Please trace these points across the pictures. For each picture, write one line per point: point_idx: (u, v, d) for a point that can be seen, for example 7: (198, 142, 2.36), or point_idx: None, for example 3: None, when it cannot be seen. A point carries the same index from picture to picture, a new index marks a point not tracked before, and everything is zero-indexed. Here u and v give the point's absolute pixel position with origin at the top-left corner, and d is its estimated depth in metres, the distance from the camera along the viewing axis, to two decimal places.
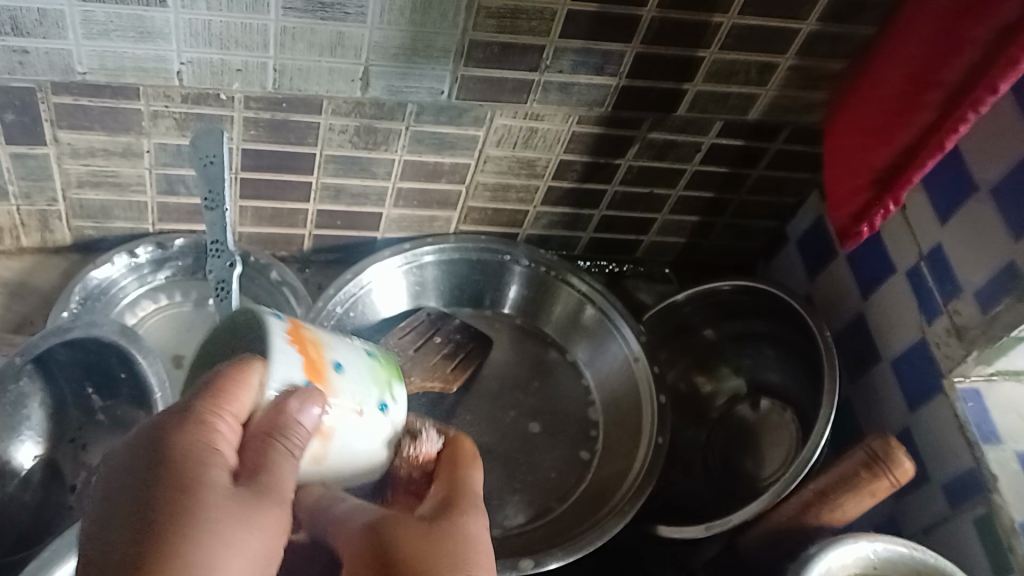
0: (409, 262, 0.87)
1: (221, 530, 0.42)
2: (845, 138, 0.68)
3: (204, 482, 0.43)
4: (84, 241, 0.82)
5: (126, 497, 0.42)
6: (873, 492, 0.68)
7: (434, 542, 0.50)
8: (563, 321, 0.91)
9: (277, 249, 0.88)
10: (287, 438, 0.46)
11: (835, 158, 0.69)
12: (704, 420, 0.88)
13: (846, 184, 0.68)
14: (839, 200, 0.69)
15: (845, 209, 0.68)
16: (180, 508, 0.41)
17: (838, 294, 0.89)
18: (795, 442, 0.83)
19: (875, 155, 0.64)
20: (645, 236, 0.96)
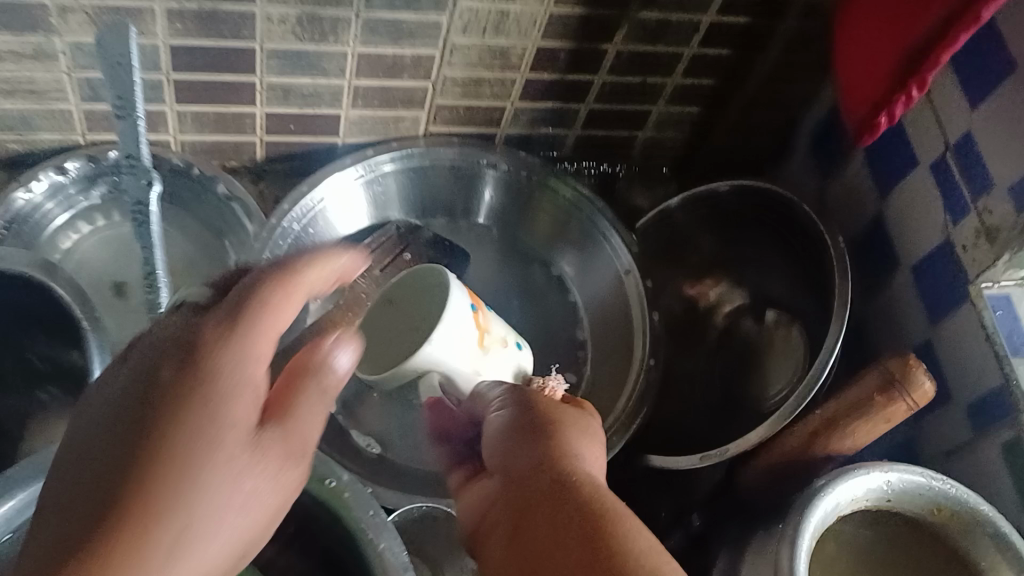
0: (365, 172, 0.78)
1: (230, 473, 0.39)
2: (873, 16, 0.56)
3: (228, 418, 0.39)
4: (10, 156, 0.74)
5: (135, 417, 0.38)
6: (889, 417, 0.61)
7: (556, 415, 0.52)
8: (546, 231, 0.83)
9: (227, 157, 0.79)
10: (321, 375, 0.43)
11: (859, 43, 0.58)
12: (702, 343, 0.80)
13: (869, 70, 0.56)
14: (859, 91, 0.57)
15: (863, 101, 0.57)
16: (196, 448, 0.38)
17: (854, 192, 0.79)
18: (801, 354, 0.74)
19: (898, 36, 0.52)
20: (641, 132, 0.86)
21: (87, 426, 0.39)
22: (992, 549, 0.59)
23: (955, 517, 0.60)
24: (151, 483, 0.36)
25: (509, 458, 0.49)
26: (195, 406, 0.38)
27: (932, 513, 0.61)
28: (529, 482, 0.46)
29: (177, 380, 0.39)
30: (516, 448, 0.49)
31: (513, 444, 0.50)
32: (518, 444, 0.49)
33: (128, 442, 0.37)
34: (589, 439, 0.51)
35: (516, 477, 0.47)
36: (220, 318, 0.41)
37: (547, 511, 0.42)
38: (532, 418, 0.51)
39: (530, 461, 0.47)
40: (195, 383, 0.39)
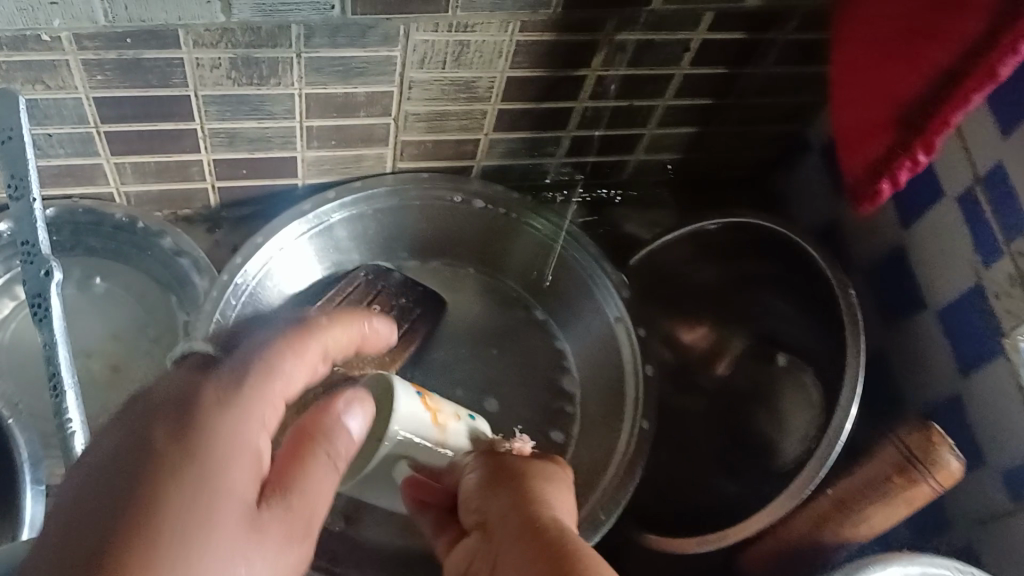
0: (313, 224, 0.71)
1: (228, 544, 0.36)
2: (863, 56, 0.47)
3: (225, 484, 0.37)
4: None
5: (129, 484, 0.36)
6: (909, 501, 0.53)
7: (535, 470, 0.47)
8: (526, 271, 0.77)
9: (177, 206, 0.73)
10: (331, 442, 0.42)
11: (847, 94, 0.49)
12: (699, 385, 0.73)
13: (862, 125, 0.47)
14: (850, 148, 0.48)
15: (856, 159, 0.47)
16: (192, 512, 0.36)
17: (870, 220, 0.71)
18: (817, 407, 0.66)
19: (901, 85, 0.43)
20: (631, 155, 0.78)
21: (70, 504, 0.36)
22: None
23: None
24: (152, 549, 0.34)
25: (489, 511, 0.44)
26: (191, 472, 0.37)
27: None
28: (508, 541, 0.41)
29: (171, 444, 0.37)
30: (497, 502, 0.44)
31: (493, 498, 0.45)
32: (498, 502, 0.44)
33: (121, 510, 0.35)
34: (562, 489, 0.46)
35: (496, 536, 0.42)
36: (217, 383, 0.40)
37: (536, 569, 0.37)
38: (510, 476, 0.47)
39: (507, 518, 0.42)
40: (189, 445, 0.37)
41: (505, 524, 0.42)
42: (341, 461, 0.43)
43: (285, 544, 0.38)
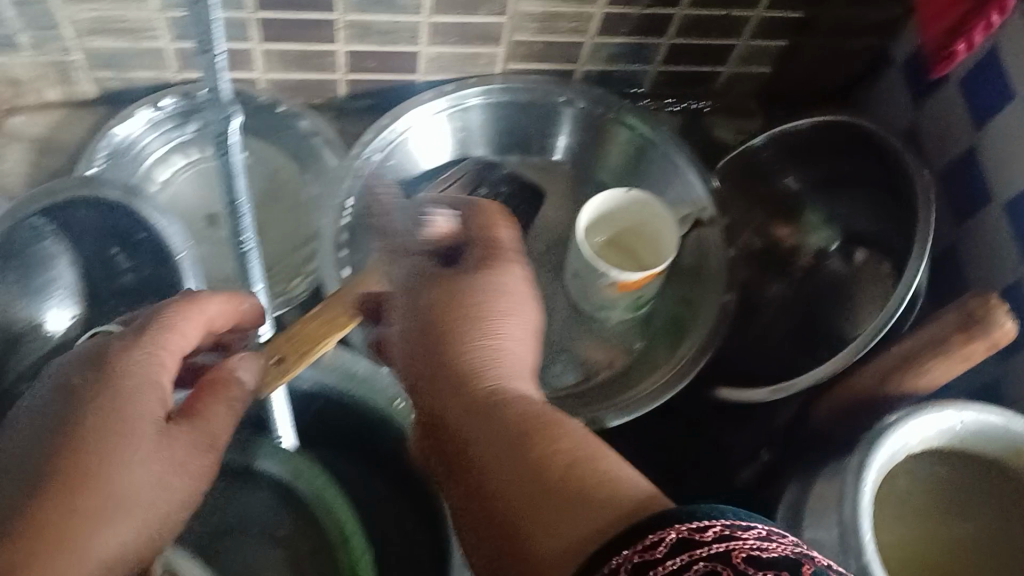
0: (453, 105, 0.79)
1: (133, 460, 0.44)
2: None
3: (132, 411, 0.45)
4: (109, 93, 0.78)
5: (72, 409, 0.45)
6: (968, 356, 0.59)
7: (473, 304, 0.48)
8: (620, 167, 0.83)
9: (311, 94, 0.82)
10: (227, 390, 0.49)
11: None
12: (789, 275, 0.78)
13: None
14: (929, 16, 0.53)
15: (935, 25, 0.53)
16: (115, 431, 0.44)
17: (949, 127, 0.75)
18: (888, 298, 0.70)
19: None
20: (723, 67, 0.84)
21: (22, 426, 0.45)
22: None
23: None
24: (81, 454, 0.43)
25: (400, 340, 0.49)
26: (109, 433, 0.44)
27: (1011, 455, 0.60)
28: (484, 415, 0.43)
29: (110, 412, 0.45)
30: (447, 352, 0.47)
31: (438, 380, 0.46)
32: (431, 345, 0.47)
33: (60, 470, 0.43)
34: (502, 342, 0.48)
35: (433, 379, 0.46)
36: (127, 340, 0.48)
37: (503, 468, 0.40)
38: (458, 284, 0.49)
39: (459, 389, 0.45)
40: (104, 387, 0.46)
41: (429, 412, 0.46)
42: (236, 406, 0.50)
43: (189, 456, 0.47)
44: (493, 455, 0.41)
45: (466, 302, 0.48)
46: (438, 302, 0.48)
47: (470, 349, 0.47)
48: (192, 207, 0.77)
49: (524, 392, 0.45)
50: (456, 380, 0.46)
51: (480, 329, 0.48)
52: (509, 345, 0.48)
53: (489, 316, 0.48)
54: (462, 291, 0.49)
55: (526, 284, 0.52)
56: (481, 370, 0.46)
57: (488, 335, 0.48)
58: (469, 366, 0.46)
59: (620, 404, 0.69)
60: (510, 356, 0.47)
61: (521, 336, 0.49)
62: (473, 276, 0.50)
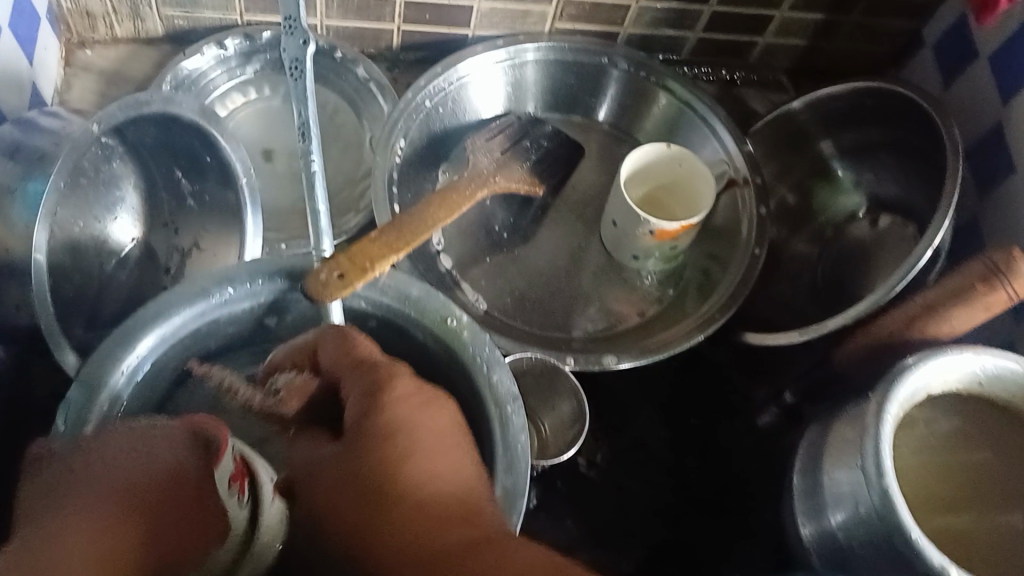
0: (509, 58, 0.82)
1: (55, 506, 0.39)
2: None
3: None
4: (175, 32, 0.82)
5: None
6: (988, 306, 0.62)
7: (399, 430, 0.45)
8: (655, 129, 0.87)
9: (366, 43, 0.85)
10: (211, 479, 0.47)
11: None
12: (820, 237, 0.83)
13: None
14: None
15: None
16: None
17: (975, 101, 0.79)
18: (910, 244, 0.75)
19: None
20: (760, 38, 0.87)
21: None
22: None
23: None
24: None
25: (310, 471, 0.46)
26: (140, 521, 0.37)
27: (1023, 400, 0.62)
28: (416, 496, 0.42)
29: (104, 496, 0.37)
30: (336, 472, 0.45)
31: (353, 473, 0.44)
32: (340, 473, 0.45)
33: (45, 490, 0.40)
34: (437, 422, 0.46)
35: (344, 504, 0.43)
36: None
37: (427, 535, 0.40)
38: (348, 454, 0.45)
39: (366, 481, 0.43)
40: None
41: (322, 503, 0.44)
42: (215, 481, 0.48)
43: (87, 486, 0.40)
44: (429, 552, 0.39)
45: (362, 431, 0.45)
46: (337, 467, 0.45)
47: (388, 449, 0.44)
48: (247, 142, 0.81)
49: (434, 493, 0.42)
50: (385, 498, 0.42)
51: (397, 459, 0.43)
52: (413, 458, 0.43)
53: (381, 458, 0.44)
54: (367, 426, 0.45)
55: (439, 403, 0.48)
56: (383, 468, 0.43)
57: (405, 455, 0.44)
58: (408, 490, 0.42)
59: (649, 346, 0.72)
60: (426, 480, 0.43)
61: (428, 439, 0.45)
62: (354, 389, 0.48)
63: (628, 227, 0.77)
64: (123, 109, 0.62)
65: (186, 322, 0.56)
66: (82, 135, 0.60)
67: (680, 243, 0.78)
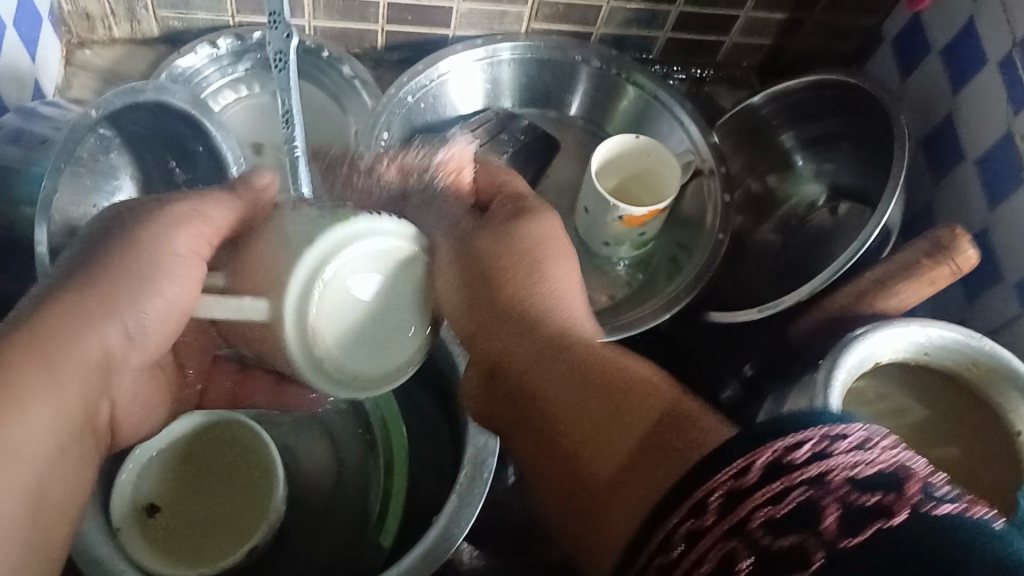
0: (486, 57, 0.87)
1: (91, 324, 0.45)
2: None
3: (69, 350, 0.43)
4: (170, 33, 0.86)
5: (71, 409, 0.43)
6: (934, 282, 0.66)
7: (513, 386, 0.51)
8: (627, 124, 0.91)
9: (352, 43, 0.89)
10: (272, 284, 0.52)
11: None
12: (785, 225, 0.86)
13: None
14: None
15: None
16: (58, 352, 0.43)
17: (928, 95, 0.83)
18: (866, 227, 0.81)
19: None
20: (726, 38, 0.91)
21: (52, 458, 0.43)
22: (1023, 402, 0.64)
23: (991, 373, 0.65)
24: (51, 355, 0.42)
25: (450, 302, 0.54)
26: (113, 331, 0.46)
27: (968, 370, 0.66)
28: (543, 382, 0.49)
29: (88, 301, 0.44)
30: (490, 346, 0.54)
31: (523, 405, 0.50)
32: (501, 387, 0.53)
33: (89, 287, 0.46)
34: (557, 304, 0.53)
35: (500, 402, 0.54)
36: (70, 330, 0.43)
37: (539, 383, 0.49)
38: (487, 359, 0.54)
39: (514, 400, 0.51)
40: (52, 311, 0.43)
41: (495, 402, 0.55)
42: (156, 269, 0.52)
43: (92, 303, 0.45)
44: (582, 415, 0.46)
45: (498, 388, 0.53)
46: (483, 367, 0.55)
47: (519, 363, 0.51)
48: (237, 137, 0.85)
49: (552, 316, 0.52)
50: (534, 398, 0.49)
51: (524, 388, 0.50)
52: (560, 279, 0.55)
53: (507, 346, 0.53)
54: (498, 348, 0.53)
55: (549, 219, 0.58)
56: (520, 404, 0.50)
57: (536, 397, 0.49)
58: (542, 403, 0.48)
59: (619, 324, 0.77)
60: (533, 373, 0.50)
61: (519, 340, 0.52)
62: (455, 294, 0.54)
63: (599, 214, 0.80)
64: (121, 95, 0.65)
65: None
66: (81, 118, 0.63)
67: (649, 229, 0.82)
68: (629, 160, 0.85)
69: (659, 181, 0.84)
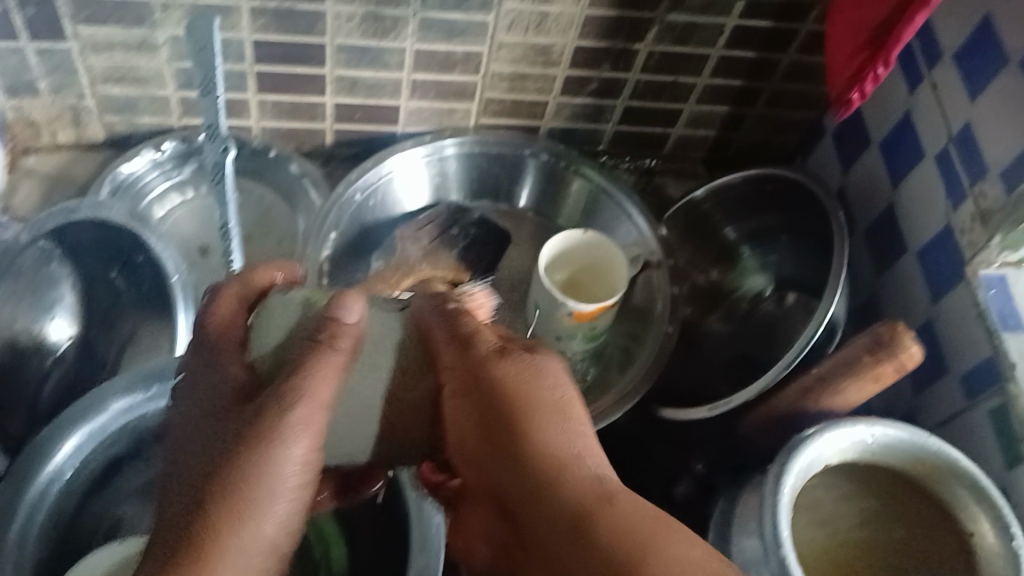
0: (430, 154, 0.87)
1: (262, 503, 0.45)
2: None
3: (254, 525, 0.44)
4: (116, 136, 0.86)
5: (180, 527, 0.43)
6: (877, 378, 0.65)
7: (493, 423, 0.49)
8: (576, 216, 0.91)
9: (300, 142, 0.90)
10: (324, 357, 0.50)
11: (836, 18, 0.62)
12: (734, 315, 0.86)
13: (844, 49, 0.61)
14: (838, 65, 0.62)
15: (839, 76, 0.61)
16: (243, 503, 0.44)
17: (871, 184, 0.84)
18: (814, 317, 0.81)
19: (870, 14, 0.57)
20: (672, 129, 0.93)
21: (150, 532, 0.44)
22: (972, 499, 0.62)
23: (938, 471, 0.64)
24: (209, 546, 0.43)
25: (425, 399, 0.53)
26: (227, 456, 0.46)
27: (916, 468, 0.65)
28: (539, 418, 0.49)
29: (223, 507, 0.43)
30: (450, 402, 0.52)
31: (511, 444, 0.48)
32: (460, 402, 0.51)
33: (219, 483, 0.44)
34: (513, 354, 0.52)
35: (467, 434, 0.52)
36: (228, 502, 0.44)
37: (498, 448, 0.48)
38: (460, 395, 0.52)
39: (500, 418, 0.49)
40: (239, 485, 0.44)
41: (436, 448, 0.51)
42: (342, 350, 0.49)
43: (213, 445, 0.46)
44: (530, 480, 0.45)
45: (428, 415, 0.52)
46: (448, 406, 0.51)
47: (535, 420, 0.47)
48: (184, 240, 0.85)
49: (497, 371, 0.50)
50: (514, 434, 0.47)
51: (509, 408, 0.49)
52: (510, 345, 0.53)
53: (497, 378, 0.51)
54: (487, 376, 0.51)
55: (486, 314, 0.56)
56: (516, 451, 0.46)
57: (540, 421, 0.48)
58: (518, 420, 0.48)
59: None
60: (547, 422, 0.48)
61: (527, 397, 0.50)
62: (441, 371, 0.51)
63: (548, 310, 0.80)
64: (52, 216, 0.70)
65: (112, 418, 0.64)
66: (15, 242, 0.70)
67: (599, 323, 0.81)
68: (578, 254, 0.84)
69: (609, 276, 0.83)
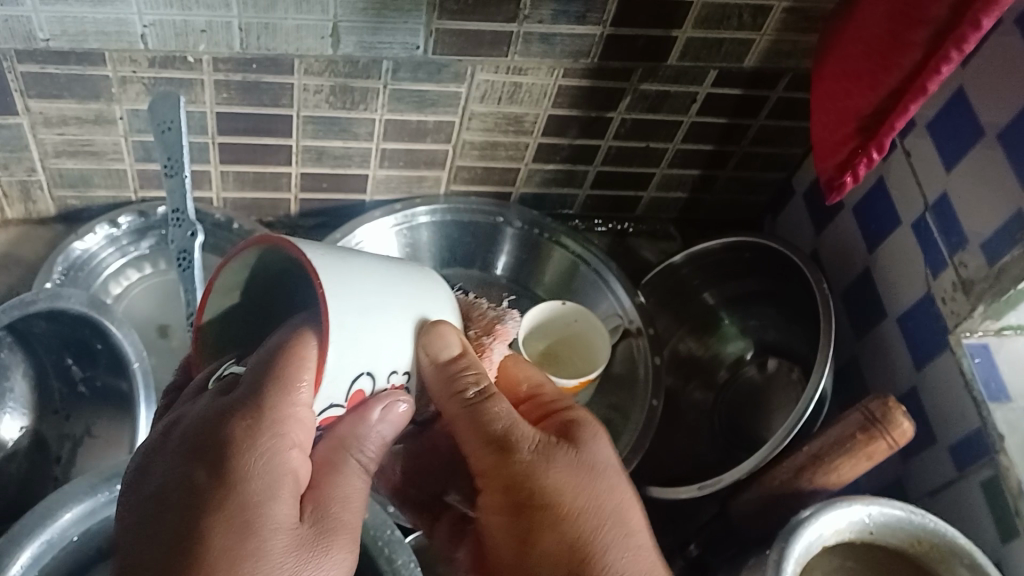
0: (402, 222, 0.85)
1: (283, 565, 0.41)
2: (829, 82, 0.61)
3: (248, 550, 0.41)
4: (67, 211, 0.82)
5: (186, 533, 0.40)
6: (871, 455, 0.64)
7: (574, 476, 0.52)
8: (554, 283, 0.89)
9: (264, 213, 0.86)
10: (358, 449, 0.46)
11: (818, 101, 0.63)
12: (712, 382, 0.86)
13: (832, 133, 0.61)
14: (825, 149, 0.62)
15: (830, 159, 0.62)
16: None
17: (846, 248, 0.84)
18: (799, 388, 0.80)
19: (860, 101, 0.58)
20: (645, 192, 0.92)
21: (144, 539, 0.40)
22: None
23: (935, 549, 0.63)
24: None
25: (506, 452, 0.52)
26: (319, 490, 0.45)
27: (913, 546, 0.64)
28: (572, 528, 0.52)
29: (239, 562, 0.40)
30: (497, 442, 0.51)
31: (506, 515, 0.52)
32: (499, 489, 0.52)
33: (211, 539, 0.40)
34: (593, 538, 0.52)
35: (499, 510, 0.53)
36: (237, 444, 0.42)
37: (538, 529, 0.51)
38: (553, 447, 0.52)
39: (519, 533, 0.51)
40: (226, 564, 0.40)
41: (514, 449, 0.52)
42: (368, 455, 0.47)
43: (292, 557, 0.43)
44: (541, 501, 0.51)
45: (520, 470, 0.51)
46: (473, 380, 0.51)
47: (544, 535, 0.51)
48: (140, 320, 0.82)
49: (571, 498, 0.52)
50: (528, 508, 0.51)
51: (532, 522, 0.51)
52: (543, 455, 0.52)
53: (599, 473, 0.53)
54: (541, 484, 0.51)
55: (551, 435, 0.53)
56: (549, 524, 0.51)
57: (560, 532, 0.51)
58: (574, 526, 0.51)
59: None
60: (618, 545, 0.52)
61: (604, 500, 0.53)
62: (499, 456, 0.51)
63: None
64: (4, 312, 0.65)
65: (75, 521, 0.58)
66: None
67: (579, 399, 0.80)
68: (555, 324, 0.83)
69: (589, 347, 0.82)
